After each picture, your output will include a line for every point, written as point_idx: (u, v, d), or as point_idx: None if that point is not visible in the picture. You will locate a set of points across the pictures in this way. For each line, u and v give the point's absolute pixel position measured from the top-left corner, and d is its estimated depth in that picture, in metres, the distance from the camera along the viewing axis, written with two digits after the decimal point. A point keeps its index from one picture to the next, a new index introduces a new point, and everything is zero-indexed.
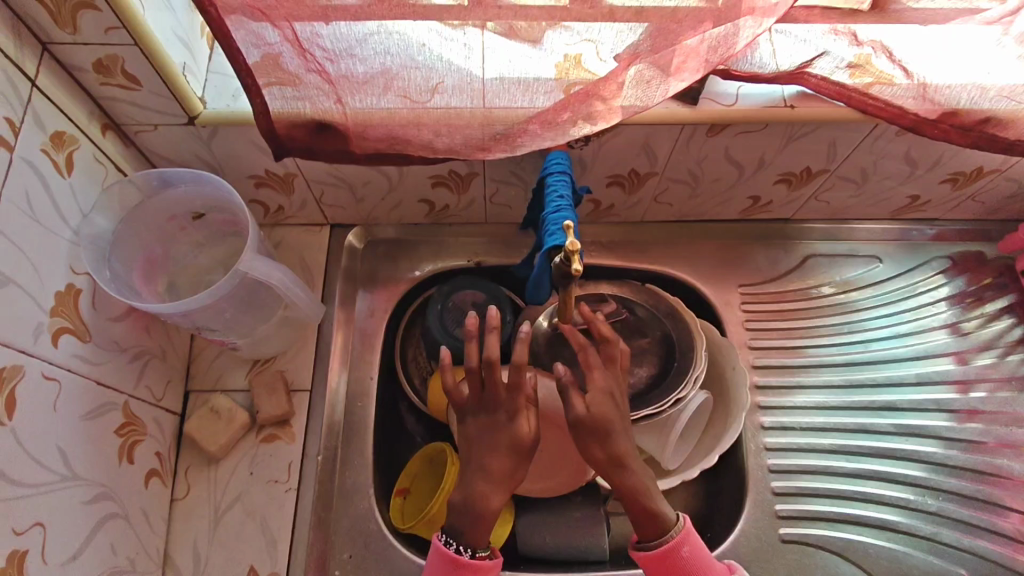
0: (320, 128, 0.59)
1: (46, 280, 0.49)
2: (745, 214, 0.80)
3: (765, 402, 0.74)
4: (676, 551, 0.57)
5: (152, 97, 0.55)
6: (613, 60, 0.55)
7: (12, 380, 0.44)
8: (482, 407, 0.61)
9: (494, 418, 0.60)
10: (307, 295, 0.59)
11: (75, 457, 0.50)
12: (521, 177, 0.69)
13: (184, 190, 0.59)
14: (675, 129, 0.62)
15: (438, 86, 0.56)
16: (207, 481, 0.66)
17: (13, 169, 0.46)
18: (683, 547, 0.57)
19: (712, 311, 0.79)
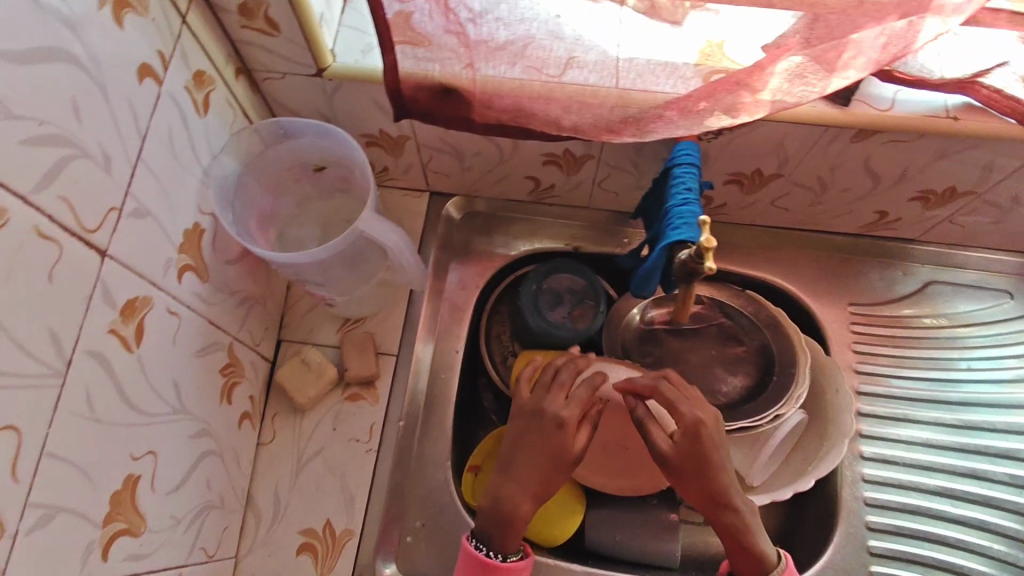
0: (445, 92, 0.57)
1: (178, 216, 0.49)
2: (866, 229, 0.74)
3: (866, 431, 0.70)
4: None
5: (287, 44, 0.55)
6: (762, 50, 0.51)
7: (144, 311, 0.45)
8: (523, 411, 0.61)
9: (531, 421, 0.59)
10: (418, 261, 0.58)
11: (185, 392, 0.51)
12: (637, 164, 0.66)
13: (306, 142, 0.59)
14: (817, 130, 0.58)
15: (574, 60, 0.54)
16: (292, 430, 0.67)
17: (160, 103, 0.45)
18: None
19: (816, 327, 0.75)
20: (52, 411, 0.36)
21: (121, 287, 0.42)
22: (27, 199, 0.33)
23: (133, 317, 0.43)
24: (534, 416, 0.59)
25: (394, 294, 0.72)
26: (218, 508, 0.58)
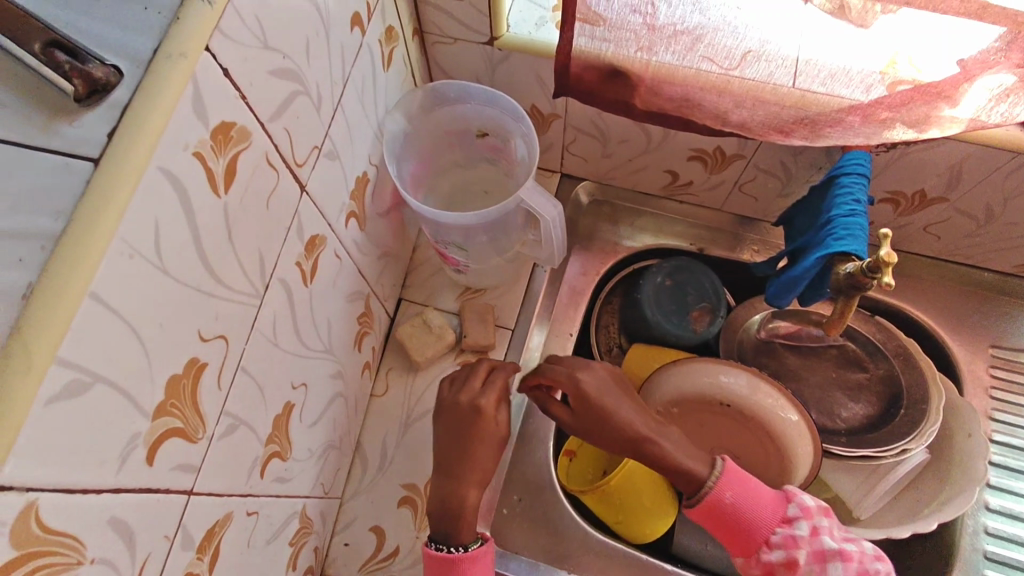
0: (613, 73, 0.57)
1: (355, 163, 0.51)
2: (1022, 269, 0.69)
3: (994, 482, 0.66)
4: (715, 503, 0.53)
5: (469, 10, 0.56)
6: (957, 65, 0.48)
7: (320, 250, 0.47)
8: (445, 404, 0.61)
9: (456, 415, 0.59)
10: (563, 239, 0.58)
11: (333, 333, 0.53)
12: (788, 171, 0.64)
13: (469, 108, 0.60)
14: (1004, 156, 0.54)
15: (753, 52, 0.52)
16: (405, 386, 0.69)
17: (360, 52, 0.47)
18: (724, 492, 0.53)
19: (949, 364, 0.71)
20: (251, 330, 0.38)
21: (310, 223, 0.44)
22: (265, 126, 0.35)
23: (313, 253, 0.45)
24: (453, 410, 0.59)
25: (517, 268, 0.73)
26: (336, 449, 0.60)
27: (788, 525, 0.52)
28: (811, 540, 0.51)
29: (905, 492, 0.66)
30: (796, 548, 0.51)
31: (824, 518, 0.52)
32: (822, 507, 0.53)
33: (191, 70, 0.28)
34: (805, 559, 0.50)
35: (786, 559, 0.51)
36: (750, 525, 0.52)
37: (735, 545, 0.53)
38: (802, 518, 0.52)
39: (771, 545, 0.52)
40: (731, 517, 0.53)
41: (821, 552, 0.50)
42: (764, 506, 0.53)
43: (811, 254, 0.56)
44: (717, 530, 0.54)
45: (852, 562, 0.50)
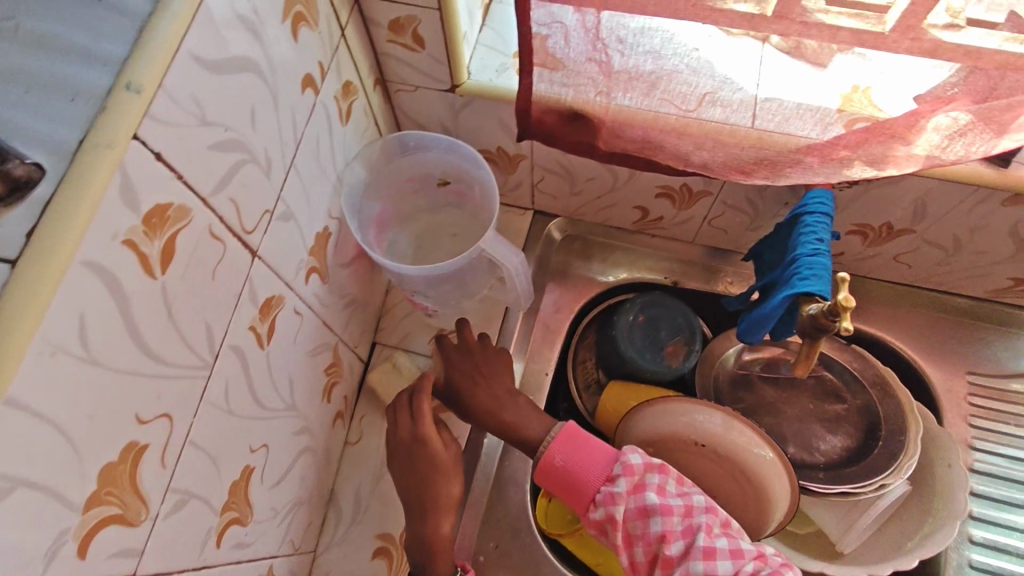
0: (574, 117, 0.57)
1: (313, 218, 0.50)
2: (994, 295, 0.69)
3: (977, 513, 0.65)
4: (552, 466, 0.55)
5: (428, 60, 0.56)
6: (913, 101, 0.47)
7: (276, 310, 0.46)
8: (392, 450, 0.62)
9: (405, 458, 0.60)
10: (529, 284, 0.57)
11: (297, 389, 0.53)
12: (756, 206, 0.64)
13: (431, 155, 0.60)
14: (967, 190, 0.54)
15: (712, 96, 0.52)
16: (379, 432, 0.68)
17: (314, 112, 0.47)
18: (556, 456, 0.55)
19: (927, 393, 0.70)
20: (199, 403, 0.37)
21: (263, 286, 0.43)
22: (207, 201, 0.35)
23: (268, 315, 0.45)
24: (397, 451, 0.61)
25: (490, 308, 0.72)
26: (306, 503, 0.59)
27: (610, 483, 0.52)
28: (632, 495, 0.51)
29: (887, 524, 0.65)
30: (613, 504, 0.51)
31: (652, 475, 0.52)
32: (654, 465, 0.52)
33: (117, 161, 0.27)
34: (625, 513, 0.51)
35: (607, 515, 0.51)
36: (579, 485, 0.54)
37: (572, 504, 0.54)
38: (624, 475, 0.52)
39: (597, 502, 0.52)
40: (564, 477, 0.54)
41: (644, 508, 0.50)
42: (594, 468, 0.53)
43: (778, 293, 0.56)
44: (565, 497, 0.55)
45: (671, 514, 0.50)
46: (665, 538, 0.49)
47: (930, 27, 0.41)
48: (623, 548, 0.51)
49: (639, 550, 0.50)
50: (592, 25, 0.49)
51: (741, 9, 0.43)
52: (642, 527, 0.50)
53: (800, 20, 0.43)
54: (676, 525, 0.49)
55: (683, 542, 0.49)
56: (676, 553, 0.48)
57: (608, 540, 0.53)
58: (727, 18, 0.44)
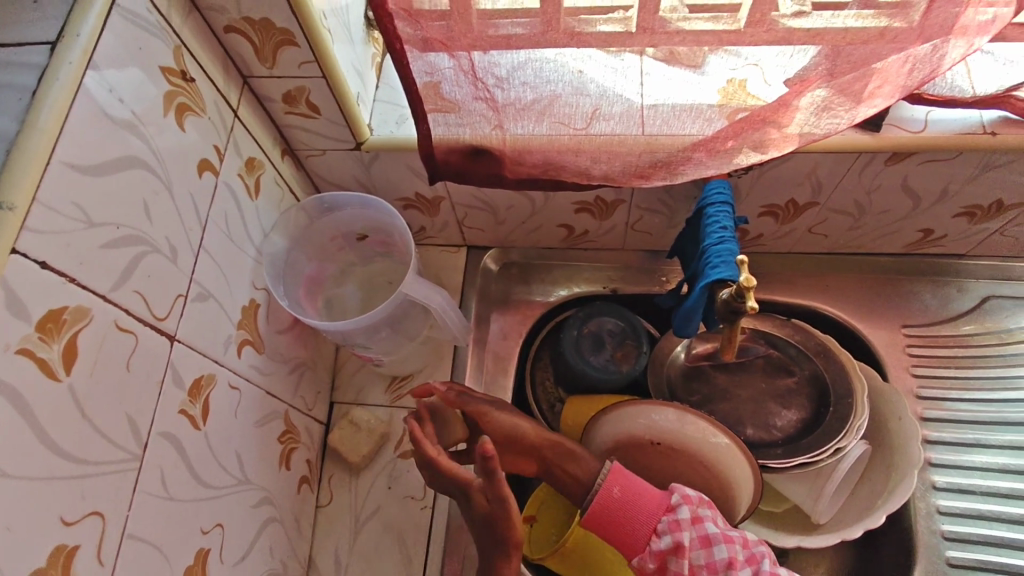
0: (476, 152, 0.59)
1: (235, 292, 0.52)
2: (910, 249, 0.72)
3: (937, 459, 0.67)
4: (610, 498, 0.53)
5: (327, 124, 0.58)
6: (784, 86, 0.51)
7: (208, 389, 0.47)
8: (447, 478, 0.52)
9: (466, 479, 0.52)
10: (461, 319, 0.60)
11: (247, 463, 0.53)
12: (668, 205, 0.67)
13: (347, 213, 0.62)
14: (851, 157, 0.57)
15: (600, 112, 0.55)
16: (348, 490, 0.68)
17: (217, 192, 0.49)
18: (612, 488, 0.54)
19: (869, 352, 0.73)
20: (133, 494, 0.38)
21: (190, 368, 0.44)
22: (107, 297, 0.37)
23: (199, 396, 0.45)
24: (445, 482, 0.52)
25: (439, 347, 0.73)
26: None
27: (670, 512, 0.53)
28: (693, 525, 0.51)
29: (856, 485, 0.66)
30: (681, 531, 0.51)
31: (707, 509, 0.53)
32: (705, 500, 0.54)
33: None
34: (689, 541, 0.51)
35: (674, 544, 0.51)
36: (636, 517, 0.53)
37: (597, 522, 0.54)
38: (684, 505, 0.53)
39: (660, 532, 0.52)
40: (621, 510, 0.53)
41: (708, 537, 0.51)
42: (651, 500, 0.53)
43: (696, 287, 0.58)
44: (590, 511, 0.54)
45: (732, 542, 0.51)
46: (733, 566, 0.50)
47: (781, 18, 0.47)
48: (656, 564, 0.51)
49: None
50: (467, 67, 0.52)
51: (606, 30, 0.49)
52: (707, 557, 0.50)
53: (658, 31, 0.49)
54: (738, 554, 0.51)
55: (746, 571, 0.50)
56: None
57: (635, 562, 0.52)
58: (594, 39, 0.49)
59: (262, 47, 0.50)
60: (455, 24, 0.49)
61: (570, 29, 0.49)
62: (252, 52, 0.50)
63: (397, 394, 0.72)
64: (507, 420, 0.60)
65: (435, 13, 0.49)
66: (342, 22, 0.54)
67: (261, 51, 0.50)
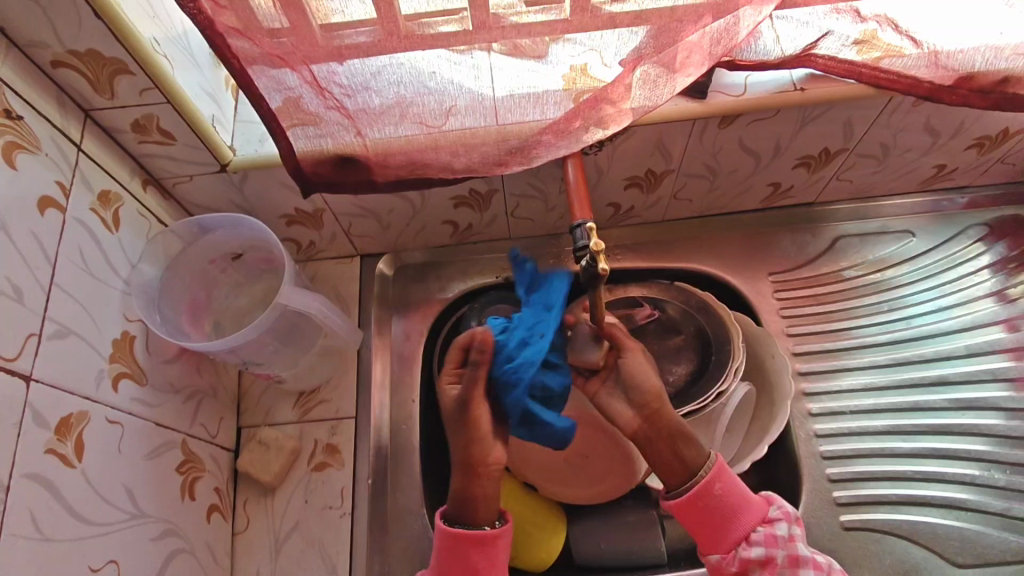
0: (343, 161, 0.61)
1: (104, 327, 0.52)
2: (768, 202, 0.79)
3: (811, 389, 0.73)
4: (709, 492, 0.57)
5: (186, 149, 0.58)
6: (619, 65, 0.55)
7: (81, 426, 0.48)
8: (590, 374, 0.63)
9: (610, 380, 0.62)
10: (343, 321, 0.67)
11: (141, 495, 0.53)
12: (540, 189, 0.70)
13: (221, 234, 0.63)
14: (688, 125, 0.63)
15: (452, 108, 0.57)
16: (264, 512, 0.67)
17: (66, 229, 0.50)
18: (715, 484, 0.57)
19: (745, 302, 0.79)
20: None
21: (54, 406, 0.46)
22: None
23: (70, 434, 0.47)
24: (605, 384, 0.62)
25: (343, 356, 0.74)
26: None
27: (769, 525, 0.56)
28: (787, 544, 0.55)
29: (747, 426, 0.72)
30: (776, 547, 0.55)
31: (799, 527, 0.57)
32: (798, 520, 0.58)
33: None
34: (781, 559, 0.55)
35: (765, 556, 0.55)
36: (738, 516, 0.57)
37: (471, 574, 0.57)
38: (783, 520, 0.57)
39: (752, 542, 0.56)
40: (722, 506, 0.57)
41: (797, 558, 0.55)
42: (755, 509, 0.57)
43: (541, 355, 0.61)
44: (457, 543, 0.58)
45: (819, 567, 0.55)
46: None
47: (604, 5, 0.52)
48: None
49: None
50: (311, 79, 0.54)
51: (448, 30, 0.52)
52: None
53: (497, 26, 0.52)
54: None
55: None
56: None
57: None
58: (440, 39, 0.52)
59: (97, 78, 0.50)
60: (293, 42, 0.51)
61: (413, 34, 0.52)
62: (90, 86, 0.51)
63: (305, 409, 0.72)
64: (640, 365, 0.60)
65: (273, 32, 0.51)
66: (181, 48, 0.55)
67: (98, 83, 0.50)
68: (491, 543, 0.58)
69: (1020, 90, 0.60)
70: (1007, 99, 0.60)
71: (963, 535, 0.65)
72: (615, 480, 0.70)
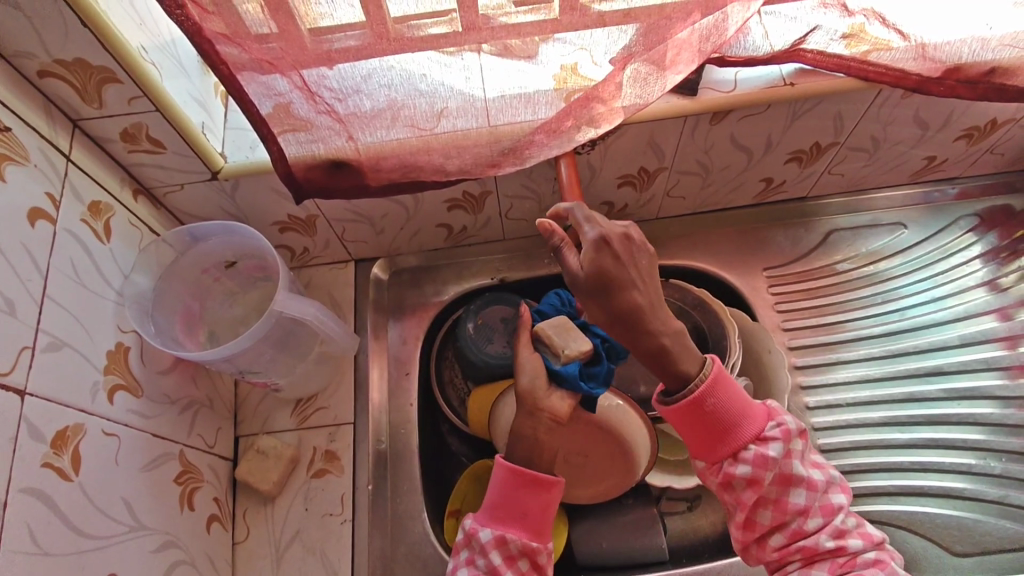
0: (335, 166, 0.61)
1: (98, 340, 0.52)
2: (760, 198, 0.79)
3: (807, 382, 0.74)
4: (700, 405, 0.54)
5: (176, 157, 0.58)
6: (610, 64, 0.55)
7: (77, 439, 0.47)
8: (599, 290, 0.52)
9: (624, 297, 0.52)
10: (339, 326, 0.67)
11: (140, 507, 0.53)
12: (533, 189, 0.70)
13: (215, 242, 0.62)
14: (679, 123, 0.63)
15: (444, 111, 0.57)
16: (264, 521, 0.67)
17: (57, 240, 0.49)
18: (708, 398, 0.54)
19: (740, 298, 0.79)
20: None
21: (50, 420, 0.45)
22: None
23: (66, 447, 0.46)
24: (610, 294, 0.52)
25: (339, 363, 0.74)
26: None
27: (761, 443, 0.54)
28: (779, 466, 0.53)
29: None
30: (765, 468, 0.53)
31: (796, 446, 0.54)
32: (796, 438, 0.55)
33: None
34: (771, 479, 0.53)
35: (753, 473, 0.53)
36: (729, 430, 0.54)
37: (526, 505, 0.58)
38: (779, 439, 0.54)
39: (741, 458, 0.54)
40: (713, 421, 0.54)
41: (788, 478, 0.53)
42: (751, 422, 0.55)
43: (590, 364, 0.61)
44: (514, 480, 0.58)
45: (814, 489, 0.53)
46: (804, 511, 0.53)
47: (594, 3, 0.51)
48: (490, 537, 0.57)
49: (767, 513, 0.53)
50: (301, 84, 0.54)
51: (438, 32, 0.51)
52: (781, 494, 0.53)
53: (487, 27, 0.52)
54: (813, 501, 0.53)
55: (821, 520, 0.53)
56: (813, 528, 0.53)
57: (476, 542, 0.57)
58: (429, 41, 0.52)
59: (85, 88, 0.50)
60: (282, 46, 0.51)
61: (402, 37, 0.52)
62: (78, 96, 0.50)
63: (303, 416, 0.71)
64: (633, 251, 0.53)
65: (261, 38, 0.50)
66: (169, 56, 0.55)
67: (86, 93, 0.50)
68: (547, 488, 0.58)
69: (1007, 81, 0.60)
70: (994, 89, 0.61)
71: (962, 523, 0.66)
72: (612, 485, 0.69)
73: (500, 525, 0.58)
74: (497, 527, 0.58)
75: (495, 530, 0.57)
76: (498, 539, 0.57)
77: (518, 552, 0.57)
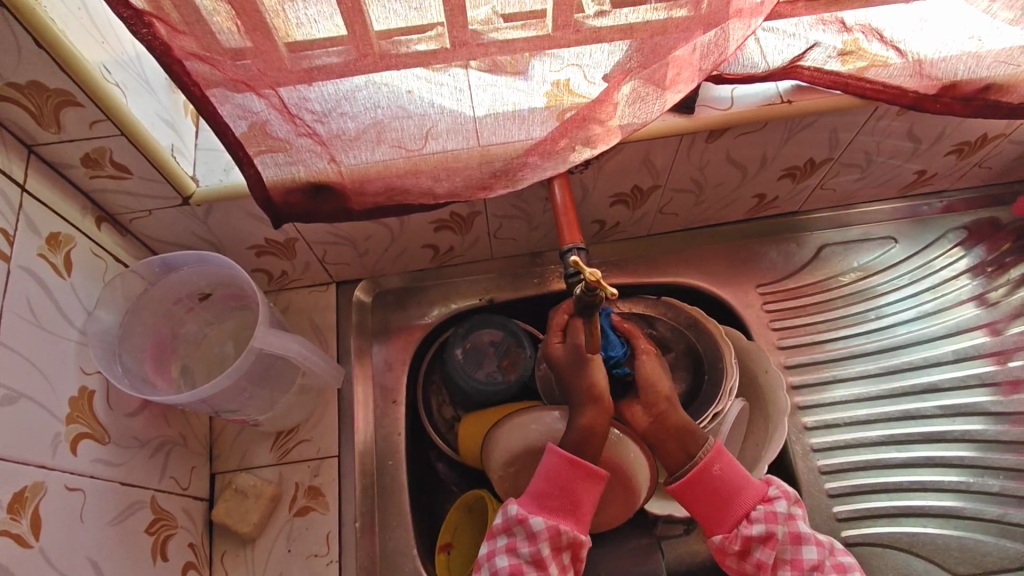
0: (316, 189, 0.57)
1: (58, 385, 0.48)
2: (752, 213, 0.78)
3: (804, 403, 0.73)
4: (706, 474, 0.57)
5: (144, 183, 0.54)
6: (605, 81, 0.53)
7: (36, 500, 0.43)
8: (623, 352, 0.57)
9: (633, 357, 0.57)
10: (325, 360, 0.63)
11: (108, 565, 0.49)
12: (524, 209, 0.68)
13: (187, 273, 0.59)
14: (675, 141, 0.61)
15: (432, 131, 0.54)
16: (244, 565, 0.63)
17: (11, 279, 0.45)
18: (714, 464, 0.57)
19: (734, 315, 0.78)
20: None
21: (6, 482, 0.41)
22: None
23: (24, 510, 0.42)
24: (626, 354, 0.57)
25: (322, 394, 0.70)
26: None
27: (768, 502, 0.56)
28: (787, 521, 0.55)
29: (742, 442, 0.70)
30: (776, 524, 0.55)
31: (799, 506, 0.57)
32: (797, 498, 0.58)
33: None
34: (782, 535, 0.55)
35: (765, 533, 0.55)
36: (735, 497, 0.56)
37: (579, 493, 0.56)
38: (783, 498, 0.57)
39: (752, 519, 0.56)
40: (718, 489, 0.57)
41: (798, 535, 0.55)
42: (754, 488, 0.57)
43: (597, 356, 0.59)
44: (569, 469, 0.56)
45: (822, 545, 0.56)
46: (818, 566, 0.54)
47: (586, 18, 0.48)
48: (544, 525, 0.55)
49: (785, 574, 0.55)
50: (280, 105, 0.50)
51: (424, 50, 0.48)
52: (795, 552, 0.55)
53: (478, 44, 0.48)
54: (825, 557, 0.55)
55: None
56: None
57: (522, 529, 0.55)
58: (416, 58, 0.49)
59: (41, 111, 0.45)
60: (259, 66, 0.47)
61: (388, 54, 0.48)
62: (33, 121, 0.46)
63: (284, 451, 0.67)
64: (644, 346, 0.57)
65: (235, 54, 0.46)
66: (133, 74, 0.51)
67: (41, 117, 0.46)
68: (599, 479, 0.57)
69: (1002, 98, 0.60)
70: (990, 105, 0.61)
71: (960, 543, 0.65)
72: (610, 513, 0.66)
73: (549, 514, 0.56)
74: (548, 517, 0.55)
75: (547, 517, 0.56)
76: (551, 527, 0.55)
77: (567, 542, 0.55)
